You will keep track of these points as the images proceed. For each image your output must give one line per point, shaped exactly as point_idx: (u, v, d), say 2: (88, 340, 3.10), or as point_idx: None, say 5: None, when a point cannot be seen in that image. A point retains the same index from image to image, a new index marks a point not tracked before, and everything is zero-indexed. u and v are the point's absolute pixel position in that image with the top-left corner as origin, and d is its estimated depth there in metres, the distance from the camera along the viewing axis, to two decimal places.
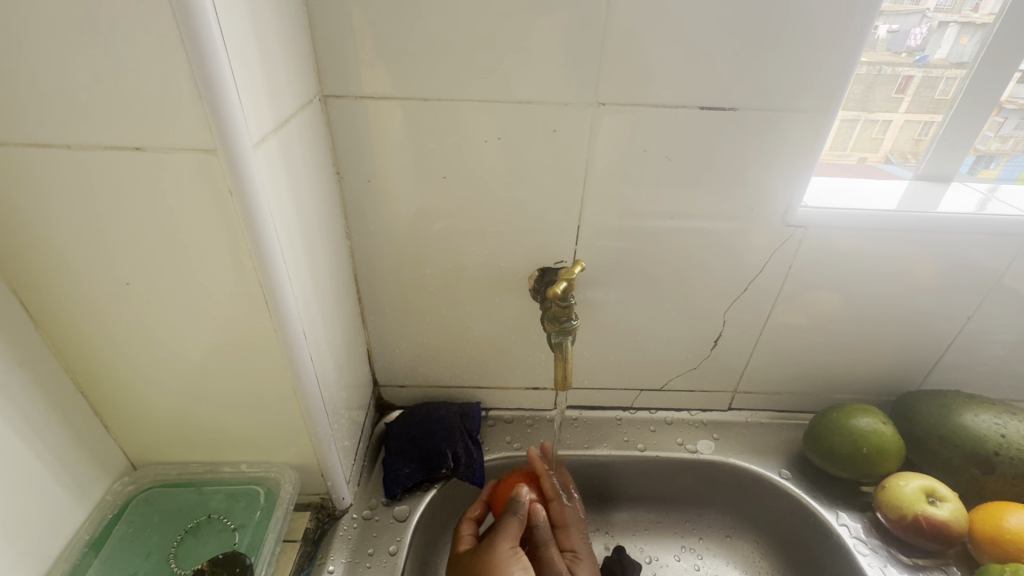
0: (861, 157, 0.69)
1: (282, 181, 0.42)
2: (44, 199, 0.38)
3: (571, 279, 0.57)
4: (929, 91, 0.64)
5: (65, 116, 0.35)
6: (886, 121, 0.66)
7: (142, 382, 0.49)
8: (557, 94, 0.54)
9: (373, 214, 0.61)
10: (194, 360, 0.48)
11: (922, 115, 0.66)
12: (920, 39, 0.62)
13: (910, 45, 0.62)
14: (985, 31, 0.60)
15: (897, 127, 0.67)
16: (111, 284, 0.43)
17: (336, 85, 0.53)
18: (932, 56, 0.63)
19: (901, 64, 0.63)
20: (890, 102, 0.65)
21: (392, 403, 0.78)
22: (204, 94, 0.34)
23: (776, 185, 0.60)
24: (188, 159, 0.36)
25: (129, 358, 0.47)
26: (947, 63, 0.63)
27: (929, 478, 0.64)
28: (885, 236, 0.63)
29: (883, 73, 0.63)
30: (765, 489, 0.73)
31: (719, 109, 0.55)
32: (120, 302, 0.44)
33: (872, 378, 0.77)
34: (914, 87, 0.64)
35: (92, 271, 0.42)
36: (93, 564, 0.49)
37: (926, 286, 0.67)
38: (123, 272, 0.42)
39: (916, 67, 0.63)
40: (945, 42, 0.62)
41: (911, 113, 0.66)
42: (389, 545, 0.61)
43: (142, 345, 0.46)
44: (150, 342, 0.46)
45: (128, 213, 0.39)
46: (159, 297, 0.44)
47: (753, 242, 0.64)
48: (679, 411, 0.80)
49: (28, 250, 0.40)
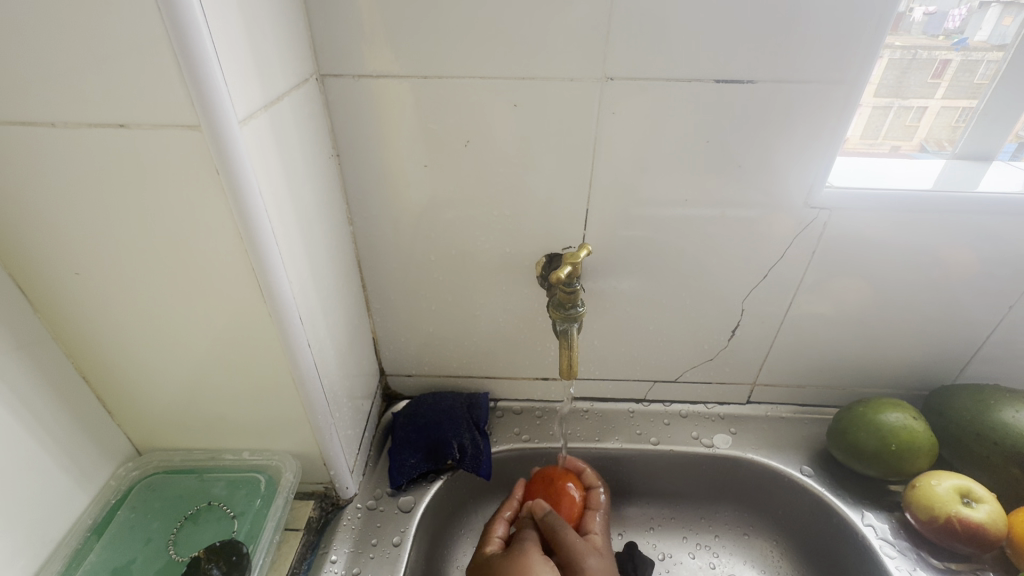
0: (894, 145, 0.64)
1: (273, 161, 0.41)
2: (24, 182, 0.38)
3: (576, 264, 0.55)
4: (968, 76, 0.60)
5: (46, 92, 0.34)
6: (921, 107, 0.62)
7: (111, 370, 0.49)
8: (563, 69, 0.51)
9: (376, 199, 0.60)
10: (167, 346, 0.47)
11: (960, 101, 0.61)
12: (959, 21, 0.57)
13: (947, 28, 0.57)
14: None
15: (932, 114, 0.63)
16: (63, 273, 0.42)
17: (333, 64, 0.52)
18: (972, 39, 0.58)
19: (938, 48, 0.58)
20: (925, 88, 0.60)
21: (399, 392, 0.77)
22: (185, 66, 0.32)
23: (798, 165, 0.56)
24: (172, 136, 0.35)
25: (95, 346, 0.47)
26: (988, 46, 0.58)
27: (963, 478, 0.59)
28: (919, 217, 0.59)
29: (918, 57, 0.58)
30: (785, 486, 0.70)
31: (734, 82, 0.52)
32: (75, 291, 0.44)
33: (903, 371, 0.72)
34: (952, 71, 0.59)
35: (43, 259, 0.42)
36: (95, 549, 0.49)
37: (964, 274, 0.63)
38: (74, 260, 0.42)
39: (954, 50, 0.58)
40: (986, 24, 0.57)
41: (947, 100, 0.61)
42: (393, 536, 0.60)
43: (105, 334, 0.46)
44: (112, 331, 0.46)
45: (105, 193, 0.38)
46: (112, 283, 0.43)
47: (773, 227, 0.61)
48: (695, 404, 0.77)
49: (15, 233, 0.40)
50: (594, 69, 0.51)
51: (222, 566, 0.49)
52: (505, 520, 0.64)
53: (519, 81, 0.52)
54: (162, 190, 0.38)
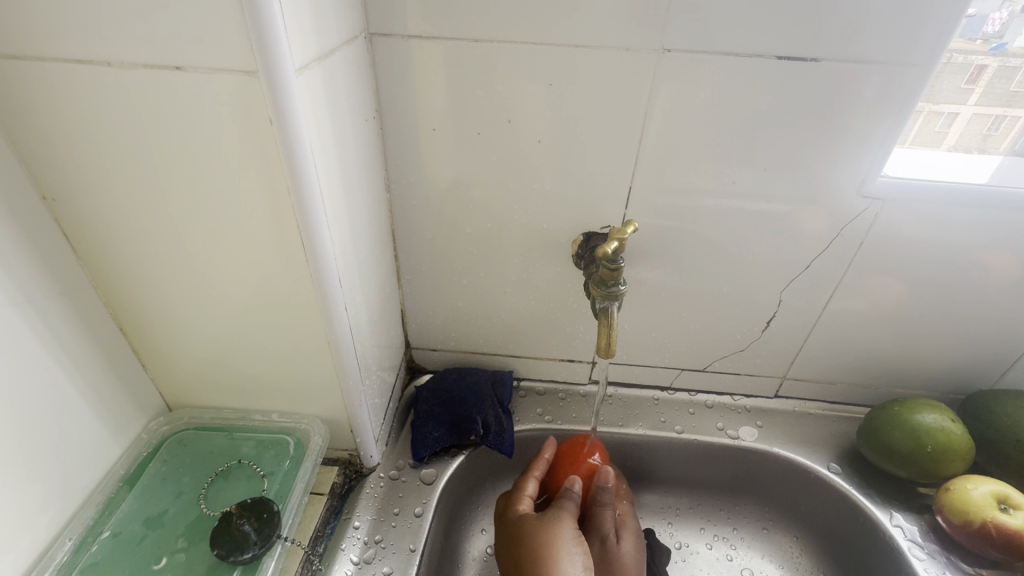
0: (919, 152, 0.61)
1: (323, 116, 0.40)
2: (51, 114, 0.37)
3: (623, 241, 0.53)
4: (1003, 83, 0.58)
5: (103, 28, 0.33)
6: (952, 113, 0.59)
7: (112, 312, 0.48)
8: (618, 38, 0.50)
9: (415, 166, 0.59)
10: (159, 286, 0.46)
11: (992, 108, 0.59)
12: (998, 25, 0.55)
13: (986, 31, 0.55)
14: None
15: (964, 121, 0.60)
16: None
17: (381, 22, 0.50)
18: (1010, 45, 0.56)
19: (975, 52, 0.56)
20: (958, 93, 0.58)
21: (423, 366, 0.77)
22: (248, 10, 0.31)
23: (853, 152, 0.54)
24: (226, 82, 0.34)
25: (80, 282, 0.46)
26: None
27: (1002, 484, 0.58)
28: (971, 215, 0.57)
29: (953, 61, 0.55)
30: (810, 482, 0.69)
31: (799, 60, 0.50)
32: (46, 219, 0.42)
33: (938, 374, 0.70)
34: (986, 77, 0.57)
35: None
36: (127, 499, 0.50)
37: (1011, 278, 0.61)
38: (41, 182, 0.40)
39: (991, 56, 0.56)
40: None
41: (979, 107, 0.59)
42: (416, 506, 0.60)
43: (87, 268, 0.45)
44: (90, 263, 0.45)
45: (120, 128, 0.37)
46: (82, 212, 0.42)
47: (816, 219, 0.59)
48: (721, 395, 0.76)
49: (41, 170, 0.40)
50: (650, 40, 0.50)
51: (254, 523, 0.49)
52: (538, 479, 0.62)
53: (572, 49, 0.50)
54: (211, 139, 0.37)
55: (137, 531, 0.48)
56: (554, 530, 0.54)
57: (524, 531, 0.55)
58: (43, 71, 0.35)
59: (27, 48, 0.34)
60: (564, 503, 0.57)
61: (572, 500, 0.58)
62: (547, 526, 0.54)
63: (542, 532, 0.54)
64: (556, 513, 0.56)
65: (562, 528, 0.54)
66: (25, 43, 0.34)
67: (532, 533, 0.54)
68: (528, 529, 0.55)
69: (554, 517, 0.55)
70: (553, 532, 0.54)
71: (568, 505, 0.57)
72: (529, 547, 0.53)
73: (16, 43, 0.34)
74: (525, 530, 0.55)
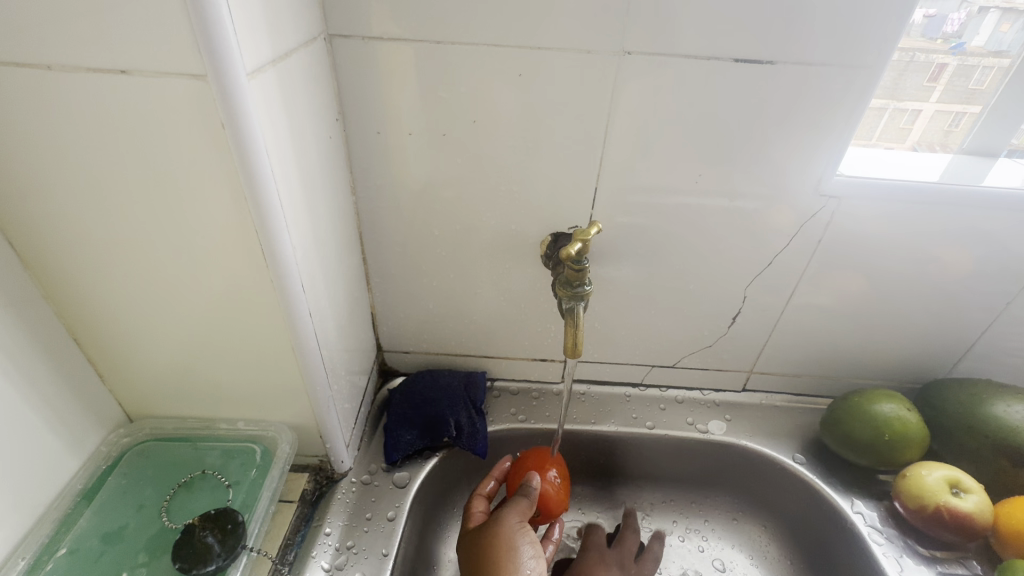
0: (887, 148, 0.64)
1: (281, 120, 0.39)
2: None
3: (586, 241, 0.54)
4: (963, 81, 0.60)
5: (43, 32, 0.32)
6: (915, 110, 0.61)
7: (65, 324, 0.46)
8: (579, 41, 0.50)
9: (380, 169, 0.58)
10: (114, 295, 0.45)
11: (953, 105, 0.62)
12: (957, 25, 0.57)
13: (945, 31, 0.57)
14: None
15: (927, 117, 0.62)
16: None
17: (343, 24, 0.50)
18: (969, 44, 0.58)
19: (936, 51, 0.58)
20: (921, 91, 0.60)
21: (396, 369, 0.76)
22: (195, 12, 0.31)
23: (811, 151, 0.56)
24: (176, 86, 0.34)
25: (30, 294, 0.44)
26: (984, 51, 0.58)
27: (953, 469, 0.61)
28: (923, 211, 0.59)
29: (915, 60, 0.58)
30: (777, 473, 0.70)
31: (756, 63, 0.51)
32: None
33: (897, 365, 0.73)
34: (947, 75, 0.59)
35: None
36: (85, 514, 0.48)
37: (963, 271, 0.63)
38: None
39: (950, 55, 0.58)
40: (985, 29, 0.58)
41: (941, 103, 0.61)
42: (388, 511, 0.59)
43: (37, 279, 0.43)
44: (40, 274, 0.43)
45: (67, 136, 0.36)
46: (29, 223, 0.40)
47: (777, 215, 0.60)
48: (691, 390, 0.77)
49: None
50: (611, 43, 0.50)
51: (217, 534, 0.48)
52: (484, 496, 0.61)
53: (534, 52, 0.51)
54: (162, 145, 0.36)
55: (95, 547, 0.47)
56: (506, 533, 0.54)
57: (474, 542, 0.54)
58: None
59: None
60: (514, 502, 0.57)
61: (524, 496, 0.58)
62: (495, 533, 0.54)
63: (494, 539, 0.53)
64: (503, 513, 0.56)
65: (509, 525, 0.54)
66: None
67: (483, 541, 0.54)
68: (478, 539, 0.54)
69: (501, 518, 0.55)
70: (507, 538, 0.53)
71: (520, 504, 0.57)
72: (485, 556, 0.52)
73: None
74: (477, 539, 0.54)
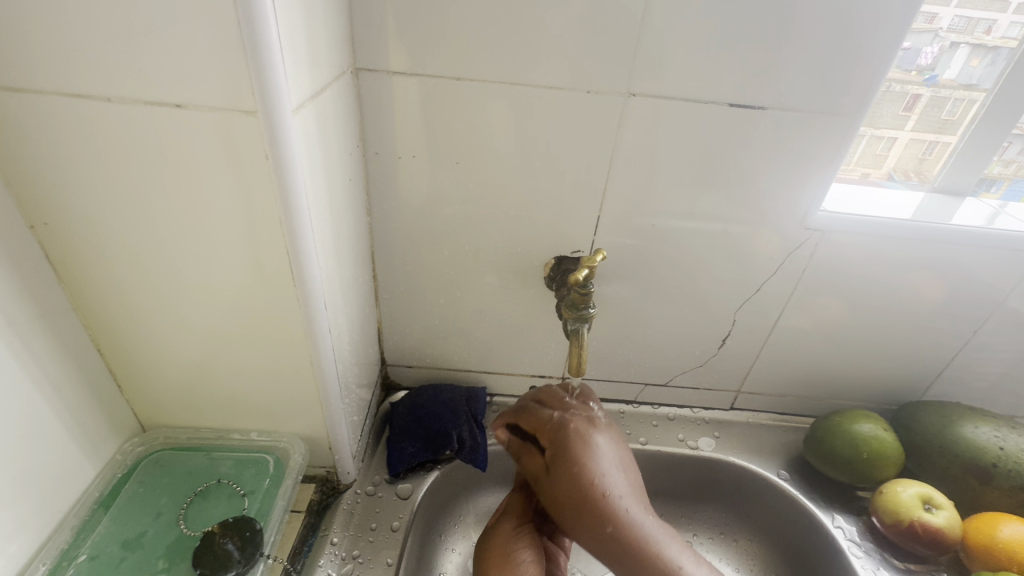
0: (864, 172, 0.69)
1: (315, 151, 0.42)
2: (46, 146, 0.38)
3: (593, 268, 0.57)
4: (936, 111, 0.65)
5: (109, 69, 0.35)
6: (891, 138, 0.66)
7: (91, 336, 0.48)
8: (589, 83, 0.54)
9: (395, 192, 0.61)
10: (142, 310, 0.47)
11: (927, 134, 0.66)
12: (931, 58, 0.62)
13: (920, 64, 0.62)
14: (997, 54, 0.61)
15: (902, 144, 0.67)
16: None
17: (368, 58, 0.53)
18: (941, 76, 0.63)
19: (911, 82, 0.62)
20: (896, 119, 0.64)
21: (398, 383, 0.78)
22: (252, 59, 0.34)
23: (797, 189, 0.60)
24: (228, 121, 0.36)
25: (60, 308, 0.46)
26: (955, 84, 0.63)
27: (926, 486, 0.65)
28: (897, 245, 0.64)
29: (892, 89, 0.62)
30: (763, 489, 0.74)
31: (749, 107, 0.55)
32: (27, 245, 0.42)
33: (875, 387, 0.77)
34: (921, 105, 0.64)
35: None
36: (103, 522, 0.50)
37: (934, 299, 0.68)
38: (30, 211, 0.41)
39: (925, 85, 0.63)
40: (956, 62, 0.62)
41: (916, 132, 0.66)
42: (393, 521, 0.61)
43: (71, 292, 0.45)
44: (73, 288, 0.45)
45: (118, 161, 0.38)
46: (69, 240, 0.42)
47: (765, 244, 0.64)
48: (681, 408, 0.81)
49: (30, 198, 0.40)
50: (618, 84, 0.54)
51: (237, 542, 0.49)
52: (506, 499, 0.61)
53: (546, 90, 0.55)
54: (208, 172, 0.39)
55: (115, 553, 0.48)
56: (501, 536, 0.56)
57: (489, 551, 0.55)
58: (38, 102, 0.36)
59: (25, 80, 0.35)
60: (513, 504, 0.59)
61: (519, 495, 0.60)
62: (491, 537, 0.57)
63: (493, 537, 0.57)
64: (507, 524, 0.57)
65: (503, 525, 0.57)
66: (25, 78, 0.35)
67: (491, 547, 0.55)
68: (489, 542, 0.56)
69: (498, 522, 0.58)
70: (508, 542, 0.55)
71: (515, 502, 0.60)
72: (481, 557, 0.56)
73: (14, 76, 0.35)
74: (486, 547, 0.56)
